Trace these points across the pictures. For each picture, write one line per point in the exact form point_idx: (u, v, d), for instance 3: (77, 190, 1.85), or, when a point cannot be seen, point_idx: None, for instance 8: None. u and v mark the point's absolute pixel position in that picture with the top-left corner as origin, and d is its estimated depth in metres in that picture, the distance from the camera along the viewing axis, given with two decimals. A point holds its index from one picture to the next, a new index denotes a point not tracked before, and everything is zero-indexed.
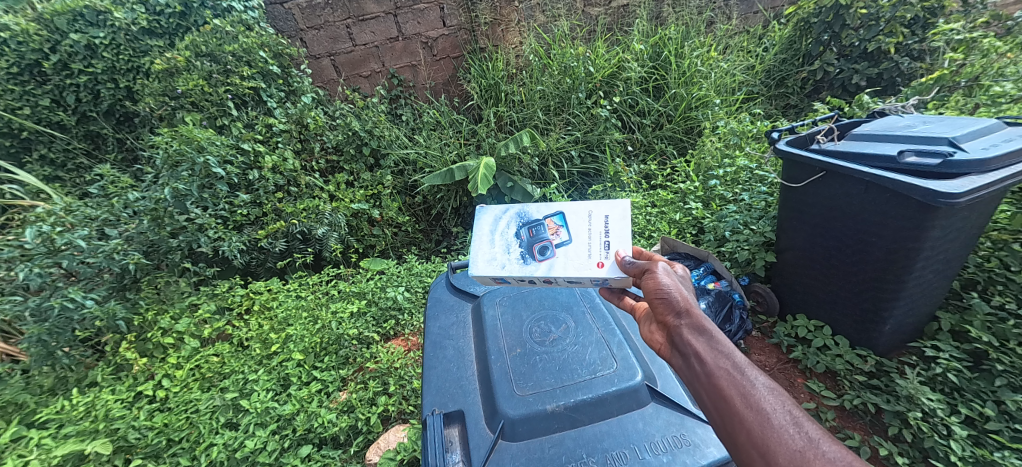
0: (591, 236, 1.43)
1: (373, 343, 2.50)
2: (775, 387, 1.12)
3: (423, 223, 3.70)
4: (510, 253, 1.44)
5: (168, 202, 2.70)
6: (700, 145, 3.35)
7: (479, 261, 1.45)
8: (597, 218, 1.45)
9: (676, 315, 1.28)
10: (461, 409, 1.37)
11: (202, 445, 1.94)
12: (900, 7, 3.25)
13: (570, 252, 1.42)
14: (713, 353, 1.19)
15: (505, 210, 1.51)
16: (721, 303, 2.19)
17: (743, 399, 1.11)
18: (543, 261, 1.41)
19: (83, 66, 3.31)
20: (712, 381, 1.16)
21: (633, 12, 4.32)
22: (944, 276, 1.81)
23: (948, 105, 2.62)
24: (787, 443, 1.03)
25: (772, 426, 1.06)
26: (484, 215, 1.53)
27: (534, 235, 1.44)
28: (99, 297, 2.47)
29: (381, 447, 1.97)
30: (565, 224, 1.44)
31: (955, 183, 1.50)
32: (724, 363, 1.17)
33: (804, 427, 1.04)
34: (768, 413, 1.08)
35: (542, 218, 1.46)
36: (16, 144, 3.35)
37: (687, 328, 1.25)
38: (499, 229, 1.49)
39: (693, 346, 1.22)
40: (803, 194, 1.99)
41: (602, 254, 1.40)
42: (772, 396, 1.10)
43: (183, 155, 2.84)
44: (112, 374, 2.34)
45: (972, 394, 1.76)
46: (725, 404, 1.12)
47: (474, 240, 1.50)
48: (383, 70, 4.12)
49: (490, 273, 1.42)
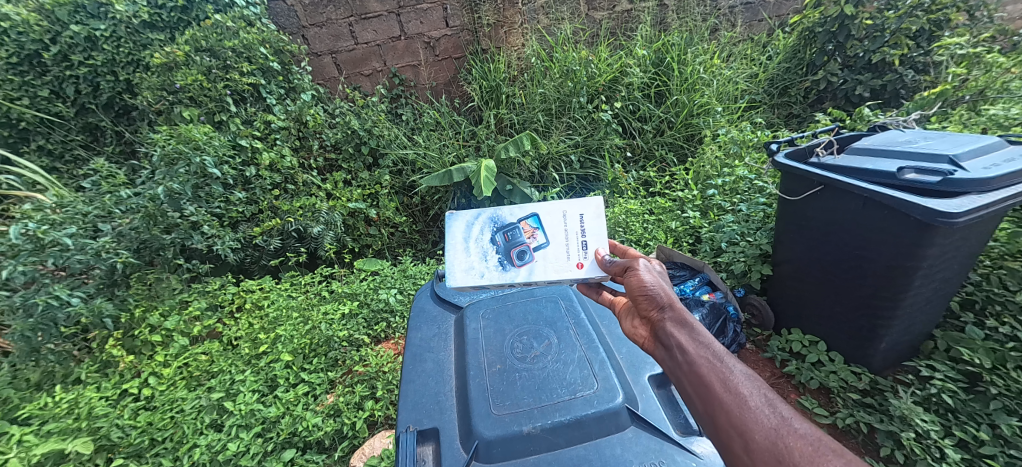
0: (568, 237, 1.43)
1: (363, 346, 2.48)
2: (751, 373, 1.15)
3: (419, 223, 3.68)
4: (488, 261, 1.42)
5: (161, 201, 2.68)
6: (700, 153, 3.32)
7: (457, 273, 1.42)
8: (572, 217, 1.44)
9: (659, 309, 1.30)
10: (436, 427, 1.34)
11: (185, 446, 1.92)
12: (906, 19, 3.22)
13: (549, 255, 1.42)
14: (694, 343, 1.20)
15: (477, 215, 1.47)
16: (715, 316, 2.18)
17: (722, 383, 1.12)
18: (523, 266, 1.41)
19: (83, 57, 3.30)
20: (693, 369, 1.17)
21: (637, 17, 4.29)
22: (941, 294, 1.78)
23: (951, 120, 2.59)
24: (763, 423, 1.05)
25: (749, 408, 1.07)
26: (456, 221, 1.48)
27: (511, 240, 1.43)
28: (86, 295, 2.46)
29: (365, 452, 1.95)
30: (541, 225, 1.43)
31: (954, 202, 1.48)
32: (704, 352, 1.18)
33: (778, 408, 1.07)
34: (746, 396, 1.09)
35: (516, 222, 1.44)
36: (14, 134, 3.34)
37: (669, 320, 1.27)
38: (472, 235, 1.45)
39: (676, 337, 1.23)
40: (800, 208, 1.97)
41: (580, 255, 1.42)
42: (748, 381, 1.12)
43: (179, 155, 2.81)
44: (99, 371, 2.34)
45: (967, 417, 1.73)
46: (705, 389, 1.13)
47: (448, 251, 1.45)
48: (384, 68, 4.10)
49: (469, 285, 1.41)
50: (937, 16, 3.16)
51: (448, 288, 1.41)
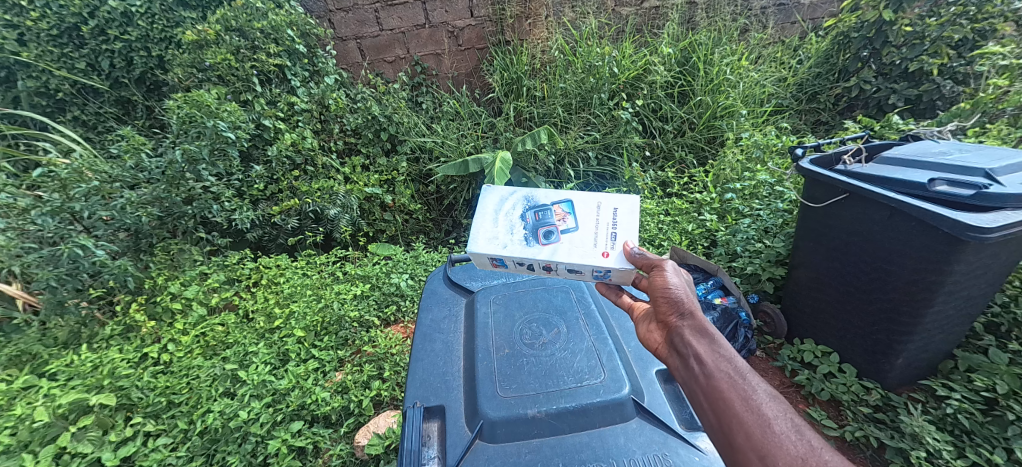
0: (599, 227, 1.39)
1: (373, 327, 2.52)
2: (776, 394, 1.10)
3: (434, 212, 3.70)
4: (514, 234, 1.40)
5: (181, 165, 2.77)
6: (722, 156, 3.24)
7: (480, 239, 1.41)
8: (605, 209, 1.42)
9: (679, 315, 1.26)
10: (442, 405, 1.36)
11: (199, 410, 1.99)
12: (948, 27, 3.09)
13: (575, 240, 1.37)
14: (714, 356, 1.16)
15: (512, 192, 1.48)
16: (727, 320, 2.12)
17: (743, 402, 1.08)
18: (547, 245, 1.37)
19: (119, 32, 3.38)
20: (711, 383, 1.12)
21: (665, 14, 4.22)
22: (966, 313, 1.72)
23: (988, 134, 2.49)
24: (787, 449, 1.00)
25: (773, 431, 1.03)
26: (489, 195, 1.49)
27: (540, 219, 1.40)
28: (113, 251, 2.57)
29: (370, 430, 1.98)
30: (573, 211, 1.41)
31: (986, 217, 1.43)
32: (725, 367, 1.14)
33: (805, 436, 1.02)
34: (769, 418, 1.05)
35: (549, 204, 1.42)
36: (51, 104, 3.46)
37: (689, 328, 1.22)
38: (504, 209, 1.45)
39: (694, 347, 1.19)
40: (824, 215, 1.91)
41: (608, 245, 1.36)
42: (773, 402, 1.07)
43: (194, 120, 2.88)
44: (121, 334, 2.42)
45: (982, 439, 1.67)
46: (723, 405, 1.09)
47: (476, 218, 1.46)
48: (407, 56, 4.11)
49: (489, 252, 1.38)
50: (982, 25, 3.03)
51: (468, 251, 1.40)
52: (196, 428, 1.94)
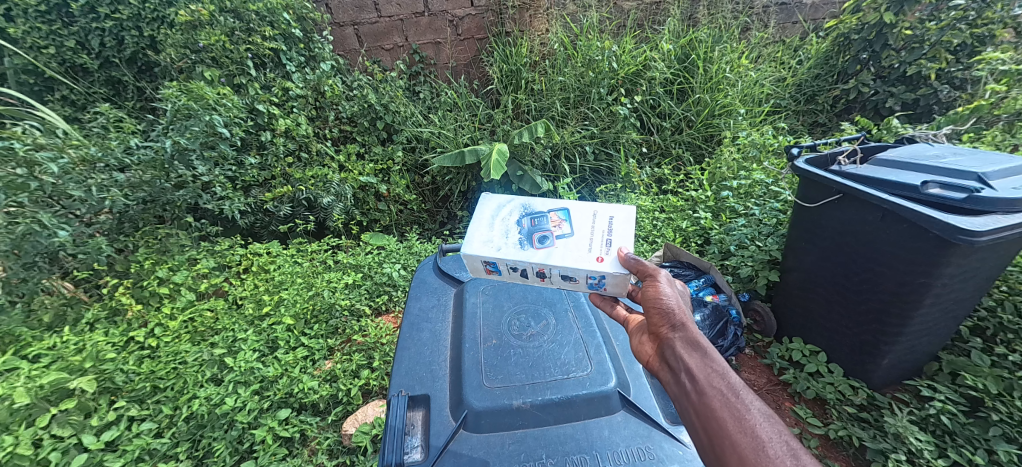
0: (593, 233, 1.37)
1: (363, 317, 2.50)
2: (771, 413, 1.09)
3: (429, 203, 3.67)
4: (508, 237, 1.39)
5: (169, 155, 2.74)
6: (718, 155, 3.23)
7: (474, 242, 1.40)
8: (601, 218, 1.40)
9: (671, 326, 1.24)
10: (427, 394, 1.36)
11: (185, 396, 1.98)
12: (946, 33, 3.08)
13: (570, 245, 1.35)
14: (708, 371, 1.15)
15: (509, 199, 1.47)
16: (716, 318, 2.15)
17: (737, 423, 1.07)
18: (541, 249, 1.36)
19: (110, 11, 3.32)
20: (704, 401, 1.12)
21: (666, 10, 4.19)
22: (952, 317, 1.73)
23: (983, 140, 2.50)
24: None
25: (767, 455, 1.02)
26: (487, 201, 1.48)
27: (536, 224, 1.40)
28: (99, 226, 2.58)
29: (358, 419, 1.98)
30: (569, 218, 1.40)
31: (978, 220, 1.43)
32: (718, 383, 1.13)
33: (801, 460, 1.01)
34: (763, 441, 1.04)
35: (546, 212, 1.42)
36: (39, 82, 3.41)
37: (681, 341, 1.21)
38: (501, 215, 1.44)
39: (687, 361, 1.18)
40: (816, 217, 1.91)
41: (602, 250, 1.33)
42: (768, 424, 1.06)
43: (191, 111, 2.83)
44: (108, 318, 2.40)
45: (964, 440, 1.69)
46: (714, 424, 1.09)
47: (473, 222, 1.45)
48: (405, 44, 4.06)
49: (482, 254, 1.37)
50: (982, 30, 3.02)
51: (462, 252, 1.38)
52: (181, 414, 1.94)
